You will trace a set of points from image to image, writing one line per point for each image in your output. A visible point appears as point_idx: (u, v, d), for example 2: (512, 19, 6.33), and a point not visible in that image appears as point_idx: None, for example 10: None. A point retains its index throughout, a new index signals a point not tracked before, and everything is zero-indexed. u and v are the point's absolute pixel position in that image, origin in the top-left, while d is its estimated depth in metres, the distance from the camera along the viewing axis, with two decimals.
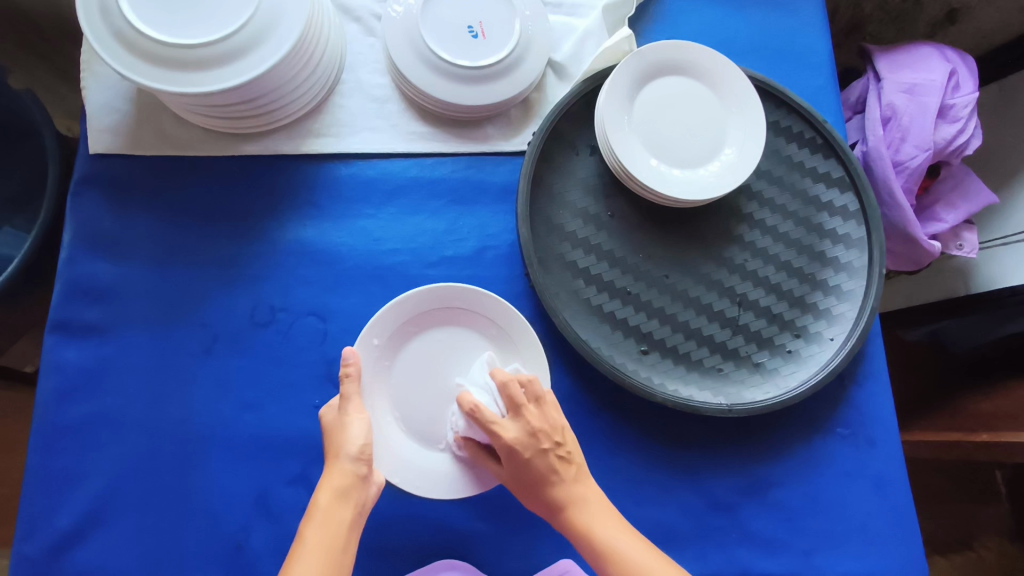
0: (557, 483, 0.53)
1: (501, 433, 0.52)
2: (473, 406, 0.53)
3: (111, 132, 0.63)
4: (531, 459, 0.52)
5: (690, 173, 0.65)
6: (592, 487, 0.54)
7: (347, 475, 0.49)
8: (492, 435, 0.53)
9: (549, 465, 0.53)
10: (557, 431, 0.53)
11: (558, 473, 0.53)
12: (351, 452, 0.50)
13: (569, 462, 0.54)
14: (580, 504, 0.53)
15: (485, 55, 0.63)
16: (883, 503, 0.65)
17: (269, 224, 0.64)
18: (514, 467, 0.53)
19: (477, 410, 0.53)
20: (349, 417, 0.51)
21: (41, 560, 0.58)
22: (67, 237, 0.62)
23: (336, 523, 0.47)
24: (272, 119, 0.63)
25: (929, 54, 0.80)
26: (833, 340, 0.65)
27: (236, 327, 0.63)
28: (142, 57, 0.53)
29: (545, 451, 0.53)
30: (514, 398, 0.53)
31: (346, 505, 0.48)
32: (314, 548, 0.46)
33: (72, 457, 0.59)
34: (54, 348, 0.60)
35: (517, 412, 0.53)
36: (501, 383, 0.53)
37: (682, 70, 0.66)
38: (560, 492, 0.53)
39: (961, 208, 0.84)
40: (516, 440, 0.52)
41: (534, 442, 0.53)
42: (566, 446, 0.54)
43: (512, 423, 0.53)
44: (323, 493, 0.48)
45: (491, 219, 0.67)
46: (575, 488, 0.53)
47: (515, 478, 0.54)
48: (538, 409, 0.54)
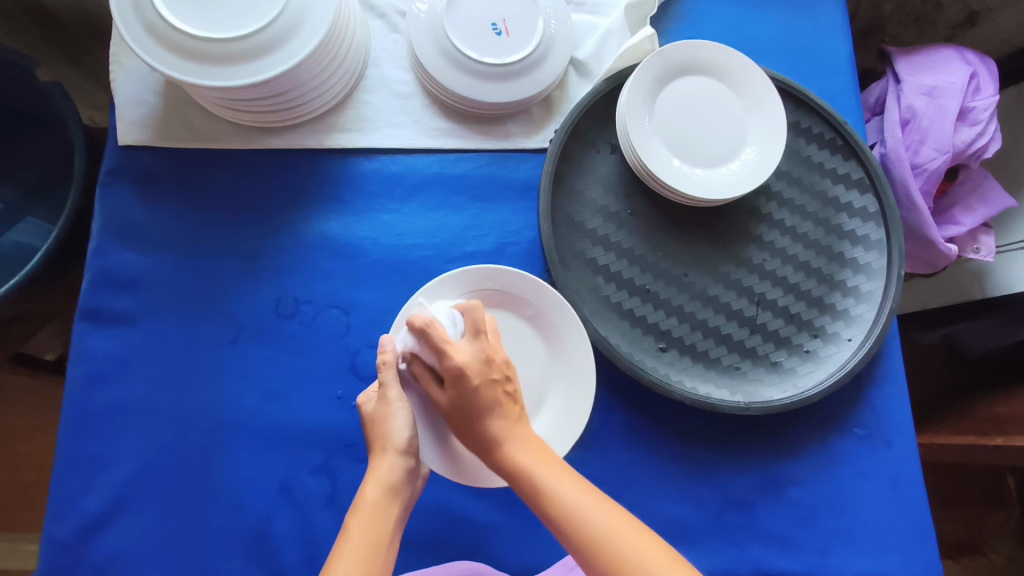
0: (499, 416, 0.49)
1: (455, 355, 0.48)
2: (427, 322, 0.49)
3: (140, 125, 0.64)
4: (480, 387, 0.48)
5: (711, 173, 0.65)
6: (532, 433, 0.50)
7: (395, 470, 0.50)
8: (442, 356, 0.48)
9: (497, 397, 0.49)
10: (503, 365, 0.50)
11: (503, 409, 0.49)
12: (399, 446, 0.51)
13: (515, 402, 0.50)
14: (517, 442, 0.48)
15: (509, 52, 0.63)
16: (898, 504, 0.65)
17: (293, 218, 0.65)
18: (461, 393, 0.48)
19: (430, 327, 0.49)
20: (392, 406, 0.52)
21: (70, 545, 0.59)
22: (96, 228, 0.63)
23: (383, 516, 0.48)
24: (297, 113, 0.64)
25: (950, 56, 0.80)
26: (850, 340, 0.65)
27: (261, 317, 0.63)
28: (173, 51, 0.54)
29: (494, 382, 0.49)
30: (478, 321, 0.50)
31: (393, 501, 0.49)
32: (359, 539, 0.46)
33: (101, 443, 0.60)
34: (84, 336, 0.62)
35: (476, 337, 0.50)
36: (469, 307, 0.51)
37: (703, 70, 0.66)
38: (504, 425, 0.49)
39: (979, 211, 0.84)
40: (470, 366, 0.48)
41: (485, 371, 0.49)
42: (513, 384, 0.51)
43: (467, 348, 0.49)
44: (371, 486, 0.49)
45: (512, 215, 0.68)
46: (515, 427, 0.49)
47: (456, 406, 0.49)
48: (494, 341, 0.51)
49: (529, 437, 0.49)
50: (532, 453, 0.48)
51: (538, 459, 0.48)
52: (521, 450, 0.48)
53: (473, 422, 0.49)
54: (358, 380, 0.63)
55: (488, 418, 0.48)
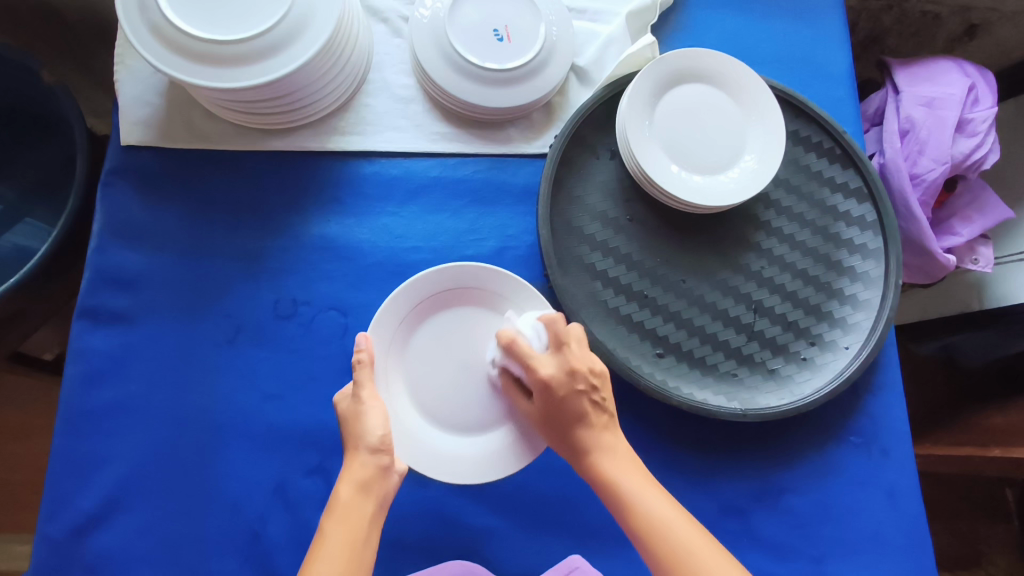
0: (589, 425, 0.51)
1: (537, 367, 0.51)
2: (511, 340, 0.53)
3: (143, 125, 0.64)
4: (565, 398, 0.51)
5: (709, 180, 0.66)
6: (620, 440, 0.52)
7: (369, 467, 0.49)
8: (527, 369, 0.52)
9: (583, 407, 0.51)
10: (596, 375, 0.52)
11: (591, 417, 0.51)
12: (371, 444, 0.50)
13: (603, 411, 0.52)
14: (608, 453, 0.51)
15: (511, 57, 0.63)
16: (895, 513, 0.65)
17: (293, 220, 0.66)
18: (548, 403, 0.52)
19: (514, 343, 0.53)
20: (363, 405, 0.51)
21: (63, 543, 0.59)
22: (96, 228, 0.63)
23: (356, 517, 0.47)
24: (300, 116, 0.64)
25: (948, 68, 0.81)
26: (848, 348, 0.66)
27: (259, 317, 0.64)
28: (178, 53, 0.55)
29: (581, 393, 0.51)
30: (559, 334, 0.52)
31: (368, 499, 0.48)
32: (336, 542, 0.46)
33: (97, 441, 0.60)
34: (82, 334, 0.62)
35: (558, 351, 0.52)
36: (549, 322, 0.53)
37: (703, 78, 0.67)
38: (592, 436, 0.51)
39: (977, 222, 0.84)
40: (551, 377, 0.51)
41: (571, 381, 0.51)
42: (603, 392, 0.52)
43: (551, 359, 0.52)
44: (345, 486, 0.48)
45: (511, 220, 0.68)
46: (603, 436, 0.52)
47: (546, 413, 0.52)
48: (581, 351, 0.52)
49: (618, 444, 0.52)
50: (620, 466, 0.51)
51: (632, 473, 0.51)
52: (611, 462, 0.51)
53: (567, 430, 0.52)
54: None
55: (580, 427, 0.51)
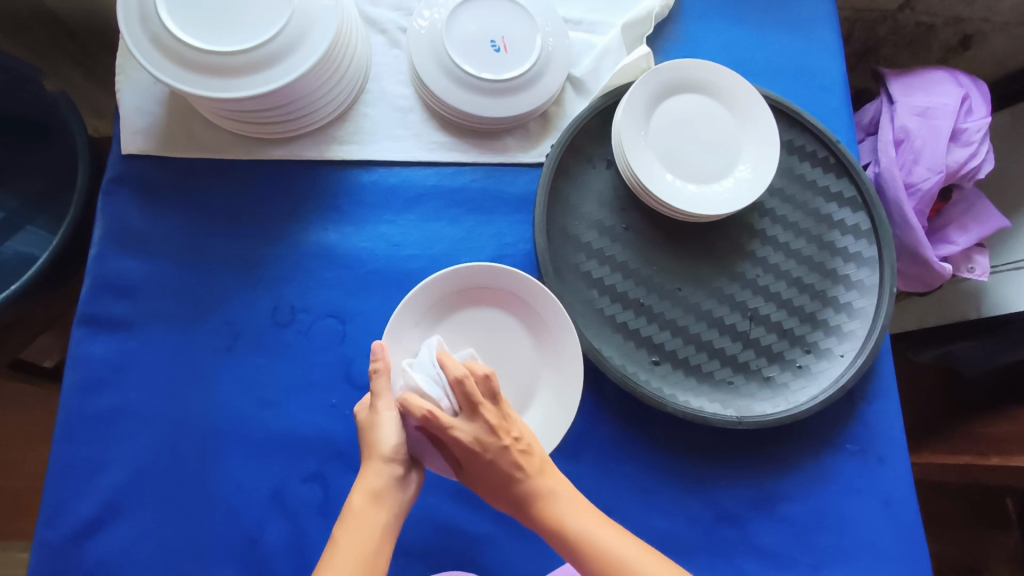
0: (523, 479, 0.51)
1: (458, 436, 0.50)
2: (426, 413, 0.50)
3: (143, 134, 0.65)
4: (494, 459, 0.51)
5: (705, 189, 0.66)
6: (561, 480, 0.52)
7: (383, 477, 0.50)
8: (446, 438, 0.50)
9: (512, 462, 0.51)
10: (514, 426, 0.52)
11: (523, 469, 0.51)
12: (386, 453, 0.50)
13: (531, 455, 0.52)
14: (551, 498, 0.51)
15: (507, 68, 0.64)
16: (891, 521, 0.65)
17: (292, 228, 0.66)
18: (478, 466, 0.51)
19: (431, 415, 0.50)
20: (380, 414, 0.52)
21: (61, 549, 0.59)
22: (97, 236, 0.64)
23: (369, 525, 0.47)
24: (299, 125, 0.65)
25: (941, 78, 0.82)
26: (843, 356, 0.66)
27: (257, 324, 0.64)
28: (180, 64, 0.55)
29: (506, 449, 0.51)
30: (470, 392, 0.50)
31: (381, 508, 0.49)
32: (346, 551, 0.46)
33: (95, 448, 0.61)
34: (81, 342, 0.62)
35: (472, 412, 0.51)
36: (456, 380, 0.50)
37: (698, 89, 0.67)
38: (529, 487, 0.51)
39: (973, 231, 0.85)
40: (472, 442, 0.50)
41: (494, 441, 0.50)
42: (524, 439, 0.52)
43: (467, 424, 0.51)
44: (358, 496, 0.49)
45: (508, 228, 0.68)
46: (544, 480, 0.51)
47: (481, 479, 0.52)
48: (494, 406, 0.51)
49: (559, 487, 0.51)
50: (569, 503, 0.50)
51: (583, 513, 0.50)
52: (558, 503, 0.50)
53: (500, 484, 0.51)
54: (352, 390, 0.63)
55: (513, 484, 0.51)
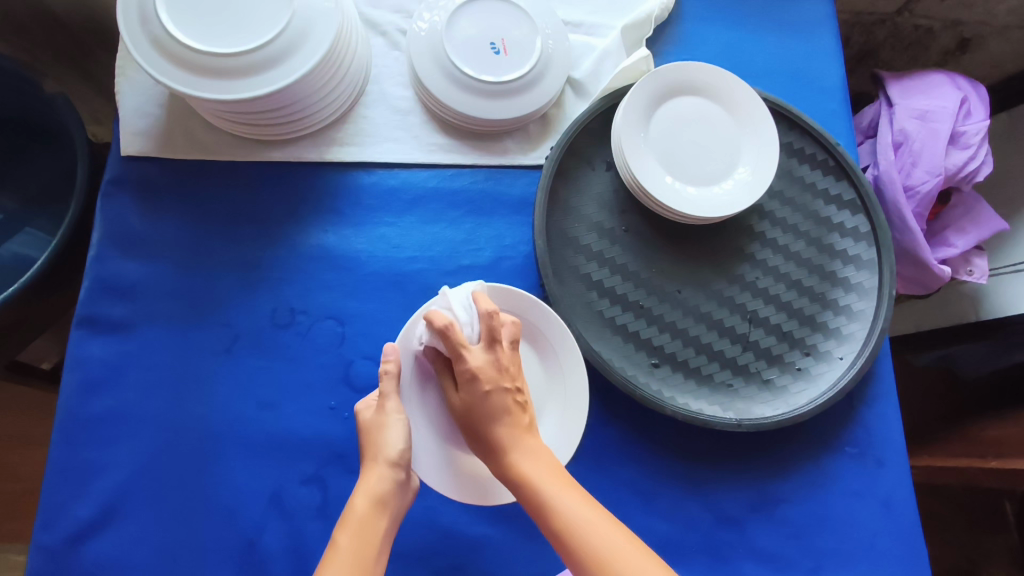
0: (506, 424, 0.50)
1: (470, 357, 0.50)
2: (447, 323, 0.51)
3: (143, 135, 0.65)
4: (490, 393, 0.50)
5: (704, 191, 0.66)
6: (542, 446, 0.51)
7: (386, 482, 0.50)
8: (456, 358, 0.51)
9: (507, 405, 0.50)
10: (518, 378, 0.52)
11: (512, 416, 0.50)
12: (390, 458, 0.51)
13: (525, 412, 0.52)
14: (523, 452, 0.49)
15: (507, 70, 0.64)
16: (890, 523, 0.65)
17: (291, 230, 0.66)
18: (471, 396, 0.50)
19: (450, 329, 0.51)
20: (389, 416, 0.52)
21: (58, 552, 0.59)
22: (95, 237, 0.64)
23: (370, 530, 0.48)
24: (298, 127, 0.65)
25: (940, 81, 0.82)
26: (842, 359, 0.66)
27: (257, 326, 0.64)
28: (179, 66, 0.55)
29: (507, 390, 0.51)
30: (496, 330, 0.51)
31: (383, 514, 0.49)
32: (346, 554, 0.46)
33: (93, 450, 0.60)
34: (80, 343, 0.62)
35: (491, 346, 0.51)
36: (488, 312, 0.52)
37: (698, 91, 0.68)
38: (509, 432, 0.50)
39: (971, 234, 0.85)
40: (481, 370, 0.50)
41: (500, 376, 0.51)
42: (524, 393, 0.52)
43: (481, 353, 0.51)
44: (360, 498, 0.49)
45: (507, 230, 0.68)
46: (523, 436, 0.50)
47: (467, 408, 0.51)
48: (511, 351, 0.53)
49: (538, 447, 0.50)
50: (544, 469, 0.49)
51: (552, 476, 0.48)
52: (530, 463, 0.49)
53: (477, 428, 0.50)
54: (352, 392, 0.63)
55: (496, 423, 0.50)
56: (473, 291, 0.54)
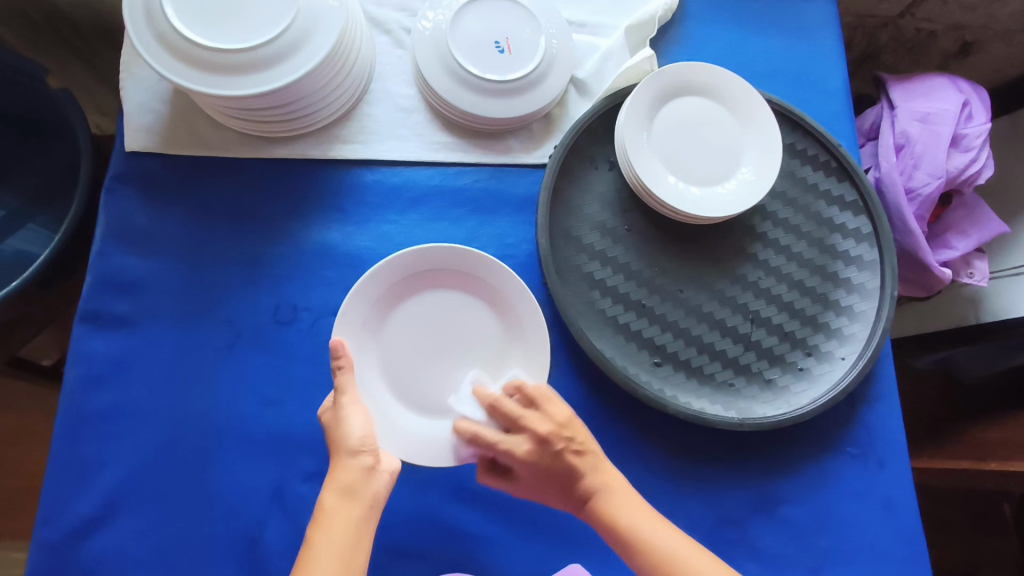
0: (581, 476, 0.54)
1: (509, 450, 0.53)
2: (472, 433, 0.54)
3: (147, 131, 0.65)
4: (549, 464, 0.54)
5: (707, 191, 0.66)
6: (613, 474, 0.56)
7: (353, 471, 0.49)
8: (499, 453, 0.54)
9: (570, 462, 0.54)
10: (566, 427, 0.54)
11: (579, 467, 0.54)
12: (351, 447, 0.50)
13: (586, 454, 0.55)
14: (606, 492, 0.54)
15: (512, 69, 0.64)
16: (892, 524, 0.65)
17: (294, 227, 0.66)
18: (535, 472, 0.55)
19: (476, 435, 0.54)
20: (342, 412, 0.51)
21: (60, 547, 0.59)
22: (99, 233, 0.64)
23: (341, 522, 0.47)
24: (303, 124, 0.65)
25: (942, 84, 0.82)
26: (844, 359, 0.66)
27: (259, 323, 0.64)
28: (184, 62, 0.55)
29: (562, 451, 0.54)
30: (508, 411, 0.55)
31: (354, 503, 0.49)
32: (322, 552, 0.46)
33: (95, 445, 0.60)
34: (83, 338, 0.62)
35: (516, 425, 0.55)
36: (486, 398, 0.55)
37: (701, 92, 0.68)
38: (585, 482, 0.54)
39: (972, 236, 0.85)
40: (531, 453, 0.54)
41: (548, 447, 0.54)
42: (579, 439, 0.55)
43: (517, 437, 0.54)
44: (329, 493, 0.49)
45: (510, 229, 0.69)
46: (599, 476, 0.55)
47: (539, 478, 0.55)
48: (538, 411, 0.55)
49: (613, 482, 0.55)
50: (620, 502, 0.54)
51: (632, 507, 0.54)
52: (609, 501, 0.54)
53: (569, 487, 0.55)
54: None
55: (575, 478, 0.54)
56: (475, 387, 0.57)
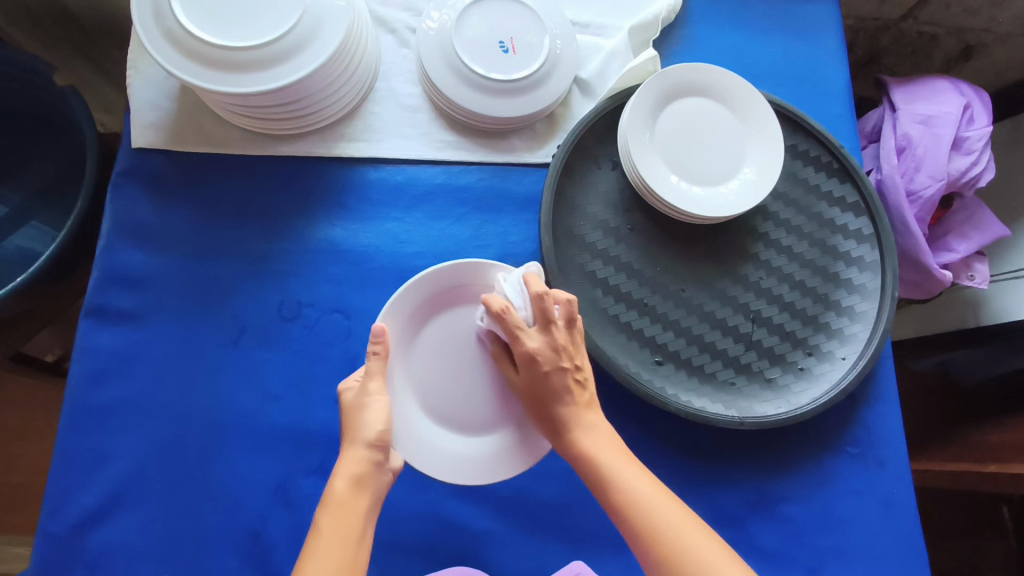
0: (569, 402, 0.53)
1: (523, 342, 0.52)
2: (502, 309, 0.52)
3: (153, 128, 0.66)
4: (548, 374, 0.52)
5: (710, 191, 0.67)
6: (603, 420, 0.53)
7: (363, 463, 0.49)
8: (514, 340, 0.53)
9: (565, 384, 0.52)
10: (576, 354, 0.53)
11: (573, 395, 0.53)
12: (367, 439, 0.49)
13: (584, 389, 0.54)
14: (587, 430, 0.52)
15: (516, 69, 0.65)
16: (890, 524, 0.66)
17: (299, 223, 0.67)
18: (531, 376, 0.53)
19: (505, 313, 0.52)
20: (368, 398, 0.52)
21: (64, 539, 0.59)
22: (105, 228, 0.64)
23: (350, 512, 0.47)
24: (308, 122, 0.66)
25: (944, 87, 0.83)
26: (844, 359, 0.66)
27: (263, 319, 0.64)
28: (191, 58, 0.56)
29: (564, 369, 0.52)
30: (546, 312, 0.52)
31: (362, 495, 0.48)
32: (329, 540, 0.45)
33: (100, 439, 0.61)
34: (89, 332, 0.62)
35: (546, 327, 0.53)
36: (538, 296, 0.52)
37: (704, 92, 0.68)
38: (571, 409, 0.52)
39: (972, 239, 0.85)
40: (524, 359, 0.52)
41: (556, 358, 0.52)
42: (584, 371, 0.54)
43: (535, 334, 0.53)
44: (339, 481, 0.48)
45: (513, 227, 0.69)
46: (585, 413, 0.53)
47: (530, 387, 0.53)
48: (568, 330, 0.53)
49: (600, 422, 0.53)
50: (603, 442, 0.51)
51: (610, 450, 0.51)
52: (590, 438, 0.51)
53: (545, 404, 0.53)
54: None
55: (558, 401, 0.53)
56: (526, 274, 0.54)
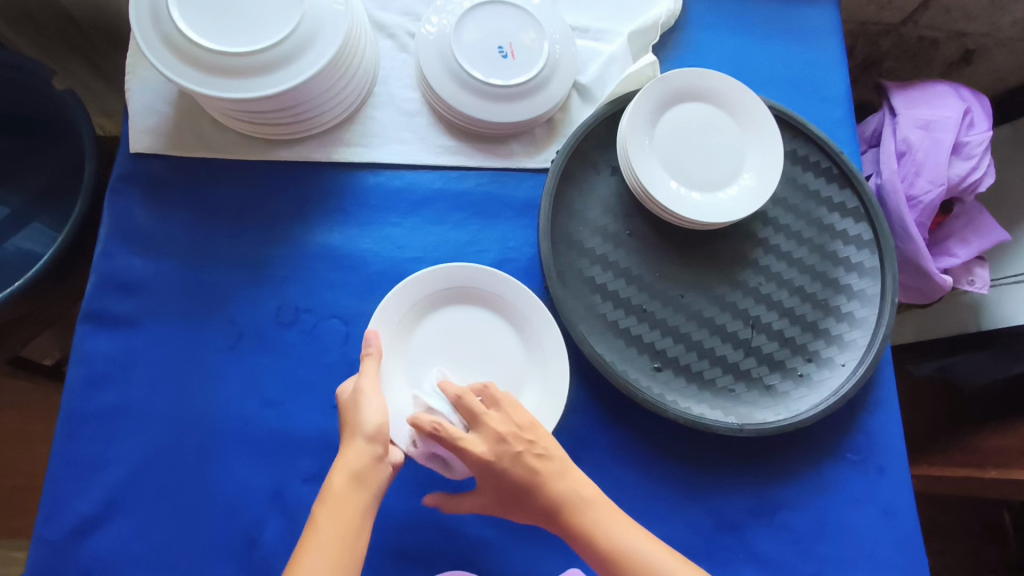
0: (550, 481, 0.52)
1: (470, 448, 0.51)
2: (434, 426, 0.51)
3: (151, 133, 0.66)
4: (508, 468, 0.52)
5: (709, 197, 0.67)
6: (586, 480, 0.55)
7: (363, 456, 0.50)
8: (458, 452, 0.52)
9: (530, 465, 0.52)
10: (527, 430, 0.53)
11: (542, 472, 0.52)
12: (366, 432, 0.51)
13: (548, 458, 0.53)
14: (585, 503, 0.53)
15: (515, 74, 0.65)
16: (890, 531, 0.65)
17: (297, 228, 0.66)
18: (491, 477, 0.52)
19: (440, 430, 0.51)
20: (363, 393, 0.52)
21: (59, 545, 0.59)
22: (103, 232, 0.64)
23: (348, 505, 0.48)
24: (306, 127, 0.65)
25: (944, 92, 0.82)
26: (844, 365, 0.66)
27: (260, 324, 0.64)
28: (189, 63, 0.56)
29: (521, 454, 0.52)
30: (475, 412, 0.53)
31: (361, 490, 0.49)
32: (326, 534, 0.47)
33: (96, 445, 0.61)
34: (86, 338, 0.62)
35: (479, 424, 0.53)
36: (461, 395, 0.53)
37: (703, 98, 0.68)
38: (559, 484, 0.53)
39: (973, 244, 0.85)
40: (484, 460, 0.52)
41: (506, 448, 0.52)
42: (541, 443, 0.53)
43: (477, 436, 0.52)
44: (338, 476, 0.49)
45: (512, 232, 0.69)
46: (569, 484, 0.53)
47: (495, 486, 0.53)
48: (499, 412, 0.53)
49: (585, 488, 0.54)
50: (602, 509, 0.53)
51: (614, 518, 0.53)
52: (591, 513, 0.53)
53: (521, 503, 0.54)
54: None
55: (530, 495, 0.53)
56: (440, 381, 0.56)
